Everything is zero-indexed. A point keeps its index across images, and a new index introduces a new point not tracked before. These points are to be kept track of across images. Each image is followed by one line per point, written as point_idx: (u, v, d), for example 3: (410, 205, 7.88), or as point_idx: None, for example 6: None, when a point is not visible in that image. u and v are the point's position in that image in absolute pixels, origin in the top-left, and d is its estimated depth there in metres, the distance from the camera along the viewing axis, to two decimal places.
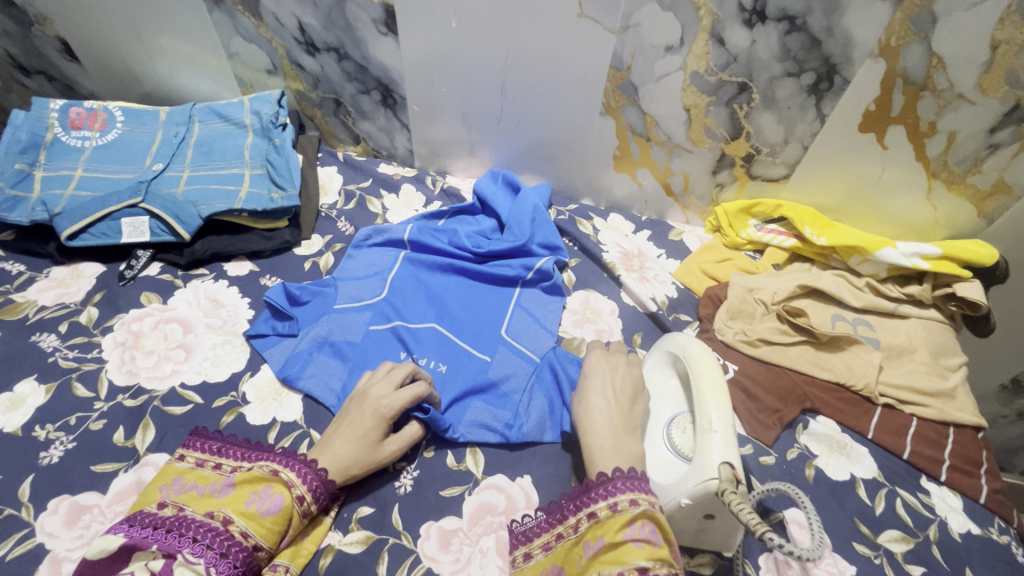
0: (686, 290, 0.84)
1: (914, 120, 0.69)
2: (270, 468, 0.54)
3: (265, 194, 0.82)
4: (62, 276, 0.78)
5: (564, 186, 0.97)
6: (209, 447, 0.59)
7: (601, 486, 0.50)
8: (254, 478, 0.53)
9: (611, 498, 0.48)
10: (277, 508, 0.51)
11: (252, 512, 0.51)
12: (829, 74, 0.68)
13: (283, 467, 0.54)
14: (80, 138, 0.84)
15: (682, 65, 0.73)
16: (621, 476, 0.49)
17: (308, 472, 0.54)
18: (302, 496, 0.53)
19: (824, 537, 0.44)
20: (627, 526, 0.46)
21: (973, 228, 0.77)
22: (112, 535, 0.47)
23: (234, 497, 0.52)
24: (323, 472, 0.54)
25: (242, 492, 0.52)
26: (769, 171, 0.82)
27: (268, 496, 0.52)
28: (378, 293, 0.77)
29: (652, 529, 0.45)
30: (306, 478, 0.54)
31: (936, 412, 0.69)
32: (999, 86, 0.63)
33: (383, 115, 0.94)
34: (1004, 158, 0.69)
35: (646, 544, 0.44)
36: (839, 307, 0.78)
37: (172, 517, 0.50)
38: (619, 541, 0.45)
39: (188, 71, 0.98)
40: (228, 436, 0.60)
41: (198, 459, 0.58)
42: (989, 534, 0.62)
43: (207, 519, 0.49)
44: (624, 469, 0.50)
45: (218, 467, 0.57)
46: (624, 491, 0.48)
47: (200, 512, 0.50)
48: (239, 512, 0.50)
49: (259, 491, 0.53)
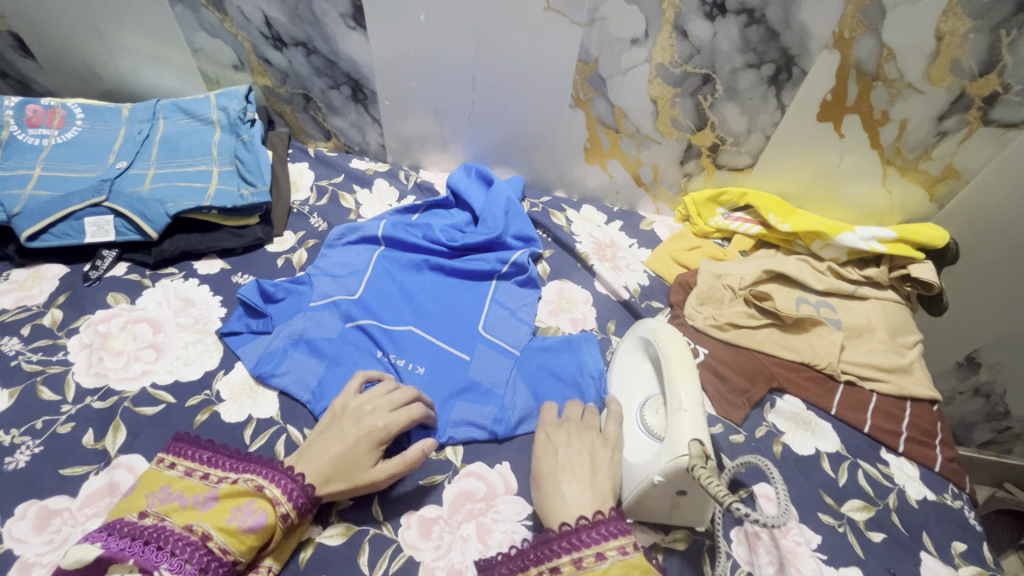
0: (658, 278, 0.86)
1: (868, 109, 0.72)
2: (256, 483, 0.52)
3: (235, 191, 0.81)
4: (23, 278, 0.75)
5: (537, 179, 0.98)
6: (199, 455, 0.56)
7: (561, 541, 0.48)
8: (238, 492, 0.51)
9: (576, 553, 0.47)
10: (259, 524, 0.50)
11: (232, 528, 0.49)
12: (788, 65, 0.71)
13: (268, 482, 0.52)
14: (37, 136, 0.82)
15: (647, 58, 0.75)
16: (587, 528, 0.48)
17: (295, 488, 0.52)
18: (286, 514, 0.51)
19: (790, 508, 0.46)
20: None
21: (926, 213, 0.81)
22: (88, 545, 0.46)
23: (216, 512, 0.50)
24: (310, 488, 0.53)
25: (224, 506, 0.50)
26: (735, 160, 0.84)
27: (250, 512, 0.50)
28: (353, 290, 0.77)
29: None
30: (292, 496, 0.52)
31: (894, 387, 0.73)
32: (944, 75, 0.66)
33: (354, 110, 0.94)
34: (952, 144, 0.72)
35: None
36: (803, 290, 0.81)
37: (150, 528, 0.48)
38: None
39: (150, 67, 0.96)
40: (220, 446, 0.58)
41: (188, 467, 0.55)
42: (943, 500, 0.65)
43: (186, 532, 0.48)
44: (592, 517, 0.49)
45: (207, 478, 0.54)
46: (590, 544, 0.47)
47: (179, 524, 0.49)
48: (219, 528, 0.49)
49: (241, 506, 0.51)
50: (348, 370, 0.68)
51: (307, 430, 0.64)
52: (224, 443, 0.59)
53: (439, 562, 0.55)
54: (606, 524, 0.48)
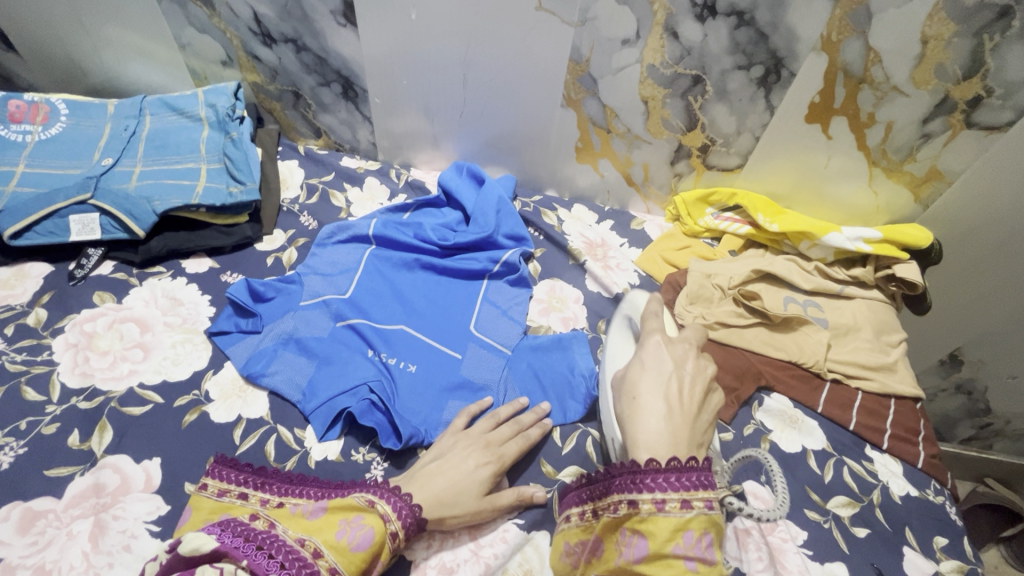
0: (648, 277, 0.87)
1: (855, 111, 0.73)
2: (366, 499, 0.52)
3: (224, 189, 0.80)
4: (6, 277, 0.74)
5: (529, 178, 0.98)
6: (249, 480, 0.56)
7: (636, 481, 0.46)
8: (347, 506, 0.51)
9: (659, 495, 0.45)
10: (368, 543, 0.48)
11: (342, 545, 0.48)
12: (777, 67, 0.72)
13: (379, 499, 0.52)
14: (20, 132, 0.80)
15: (638, 58, 0.75)
16: (661, 472, 0.46)
17: (403, 506, 0.51)
18: (395, 533, 0.50)
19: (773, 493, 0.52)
20: (681, 538, 0.44)
21: (910, 214, 0.83)
22: (204, 534, 0.44)
23: (325, 525, 0.49)
24: (418, 508, 0.52)
25: (333, 520, 0.50)
26: (724, 161, 0.85)
27: (359, 528, 0.49)
28: (344, 290, 0.77)
29: (706, 545, 0.44)
30: (401, 514, 0.51)
31: (879, 385, 0.74)
32: (929, 78, 0.67)
33: (345, 108, 0.93)
34: (936, 146, 0.73)
35: (700, 561, 0.44)
36: (790, 290, 0.82)
37: (263, 533, 0.46)
38: (669, 553, 0.44)
39: (136, 62, 0.95)
40: (306, 479, 0.57)
41: (240, 493, 0.55)
42: (926, 495, 0.66)
43: (299, 546, 0.46)
44: (681, 460, 0.46)
45: (264, 504, 0.54)
46: (676, 489, 0.45)
47: (294, 534, 0.49)
48: (329, 544, 0.47)
49: (350, 520, 0.50)
50: (338, 369, 0.68)
51: (298, 430, 0.64)
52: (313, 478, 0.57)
53: (430, 561, 0.56)
54: (687, 473, 0.45)
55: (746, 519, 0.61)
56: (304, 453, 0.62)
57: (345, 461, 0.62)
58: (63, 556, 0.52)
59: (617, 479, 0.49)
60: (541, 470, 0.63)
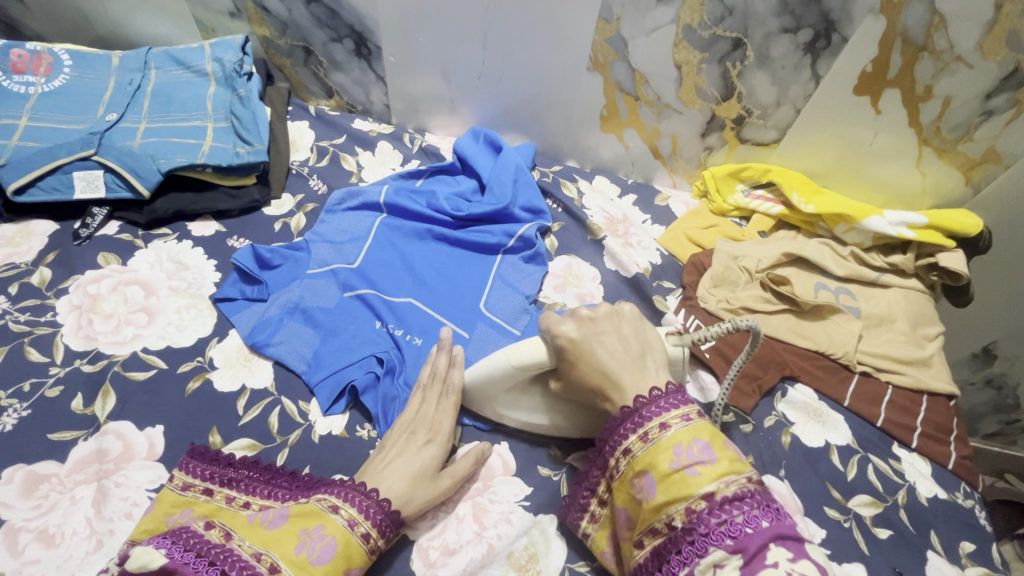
0: (670, 256, 0.82)
1: (911, 83, 0.67)
2: (330, 503, 0.48)
3: (230, 149, 0.77)
4: (10, 234, 0.72)
5: (549, 147, 0.93)
6: (215, 475, 0.54)
7: (630, 420, 0.45)
8: (309, 513, 0.47)
9: (642, 428, 0.44)
10: (329, 555, 0.45)
11: (301, 559, 0.44)
12: (827, 31, 0.65)
13: (343, 503, 0.48)
14: (23, 83, 0.77)
15: (674, 18, 0.69)
16: (647, 404, 0.45)
17: (372, 505, 0.49)
18: (367, 533, 0.48)
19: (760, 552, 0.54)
20: (672, 452, 0.42)
21: (960, 198, 0.76)
22: (152, 549, 0.41)
23: (284, 535, 0.45)
24: (387, 504, 0.49)
25: (292, 529, 0.46)
26: (760, 135, 0.79)
27: (319, 539, 0.45)
28: (352, 259, 0.74)
29: (701, 449, 0.42)
30: (371, 514, 0.48)
31: (912, 380, 0.70)
32: (999, 49, 0.60)
33: (358, 66, 0.88)
34: (997, 125, 0.67)
35: (701, 467, 0.41)
36: (822, 276, 0.77)
37: (216, 547, 0.44)
38: (670, 472, 0.42)
39: (142, 12, 0.90)
40: (278, 479, 0.54)
41: (205, 488, 0.53)
42: (954, 498, 0.63)
43: (254, 561, 0.43)
44: (658, 390, 0.46)
45: (230, 501, 0.53)
46: (652, 416, 0.44)
47: (248, 549, 0.44)
48: (286, 558, 0.43)
49: (309, 531, 0.46)
50: (344, 341, 0.66)
51: (302, 403, 0.62)
52: (297, 476, 0.55)
53: (433, 542, 0.54)
54: (667, 396, 0.46)
55: None
56: (308, 427, 0.60)
57: (349, 437, 0.60)
58: (65, 522, 0.51)
59: (616, 427, 0.46)
60: (550, 453, 0.61)
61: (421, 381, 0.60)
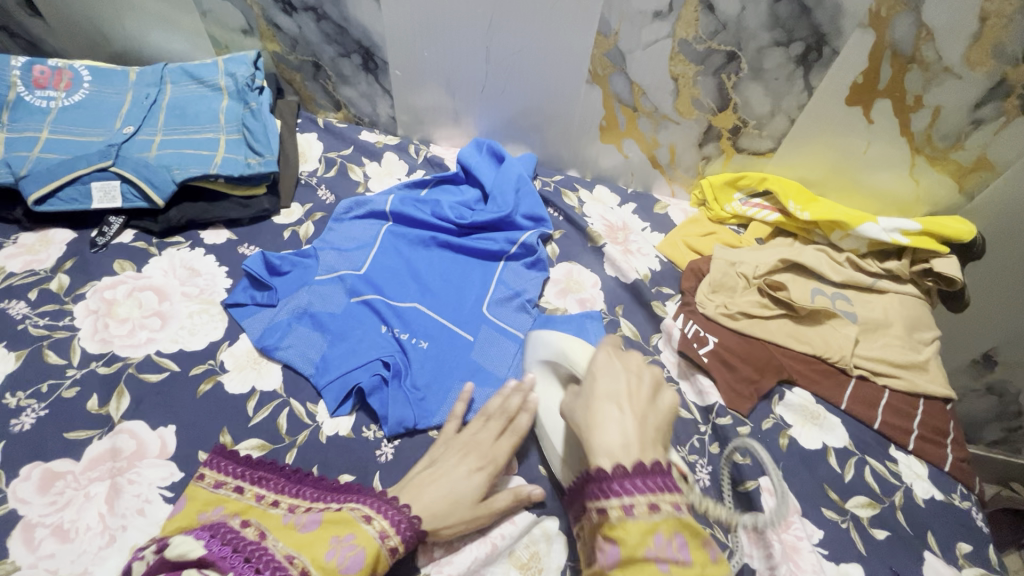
0: (669, 263, 0.84)
1: (901, 93, 0.69)
2: (363, 513, 0.50)
3: (242, 159, 0.79)
4: (30, 242, 0.75)
5: (550, 157, 0.95)
6: (248, 475, 0.56)
7: (603, 484, 0.41)
8: (342, 522, 0.49)
9: (627, 498, 0.40)
10: (358, 566, 0.46)
11: (331, 565, 0.45)
12: (819, 44, 0.67)
13: (375, 514, 0.50)
14: (45, 98, 0.81)
15: (670, 33, 0.71)
16: (627, 476, 0.40)
17: (402, 520, 0.49)
18: (395, 549, 0.48)
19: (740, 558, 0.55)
20: (652, 540, 0.38)
21: (954, 205, 0.78)
22: (192, 540, 0.44)
23: (316, 540, 0.47)
24: (417, 522, 0.50)
25: (324, 535, 0.48)
26: (756, 144, 0.81)
27: (350, 548, 0.46)
28: (359, 265, 0.76)
29: (680, 546, 0.38)
30: (401, 528, 0.49)
31: (908, 383, 0.71)
32: (985, 60, 0.62)
33: (365, 80, 0.91)
34: (987, 134, 0.69)
35: (673, 565, 0.37)
36: (819, 281, 0.79)
37: (252, 544, 0.46)
38: (641, 558, 0.38)
39: (159, 31, 0.94)
40: (309, 482, 0.56)
41: (237, 486, 0.55)
42: (952, 500, 0.64)
43: (286, 563, 0.44)
44: (643, 465, 0.41)
45: (260, 499, 0.54)
46: (643, 492, 0.40)
47: (283, 550, 0.46)
48: (316, 563, 0.45)
49: (340, 538, 0.47)
50: (351, 345, 0.67)
51: (310, 404, 0.64)
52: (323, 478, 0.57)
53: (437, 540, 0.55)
54: (652, 475, 0.41)
55: (759, 515, 0.60)
56: (316, 427, 0.62)
57: (355, 437, 0.62)
58: (80, 518, 0.53)
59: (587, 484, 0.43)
60: None
61: (487, 409, 0.60)
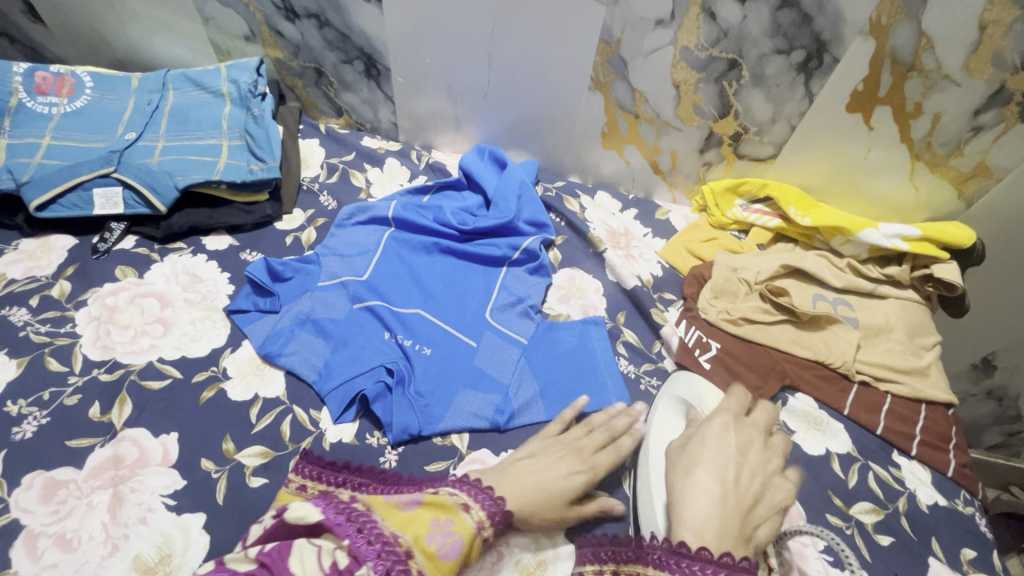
0: (671, 269, 0.84)
1: (901, 101, 0.69)
2: (461, 500, 0.48)
3: (244, 166, 0.79)
4: (31, 248, 0.75)
5: (552, 163, 0.95)
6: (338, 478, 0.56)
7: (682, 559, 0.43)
8: (443, 505, 0.47)
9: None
10: (456, 553, 0.44)
11: (432, 549, 0.43)
12: (819, 52, 0.68)
13: (472, 501, 0.48)
14: (46, 104, 0.81)
15: (672, 40, 0.72)
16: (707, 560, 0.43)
17: (494, 508, 0.48)
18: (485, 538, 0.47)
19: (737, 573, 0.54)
20: None
21: (953, 211, 0.78)
22: (310, 504, 0.44)
23: (419, 520, 0.45)
24: (508, 510, 0.49)
25: (427, 516, 0.46)
26: (756, 150, 0.82)
27: (449, 534, 0.44)
28: (361, 271, 0.76)
29: None
30: (493, 517, 0.47)
31: (910, 389, 0.71)
32: (984, 68, 0.63)
33: (367, 87, 0.91)
34: (986, 141, 0.69)
35: None
36: (820, 287, 0.79)
37: (363, 515, 0.44)
38: None
39: (161, 37, 0.94)
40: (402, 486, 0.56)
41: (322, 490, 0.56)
42: (955, 506, 0.64)
43: (393, 539, 0.43)
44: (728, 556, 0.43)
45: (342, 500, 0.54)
46: None
47: (391, 526, 0.44)
48: (419, 545, 0.43)
49: (441, 522, 0.45)
50: (353, 352, 0.67)
51: (313, 411, 0.64)
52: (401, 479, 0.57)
53: None
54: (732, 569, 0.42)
55: None
56: (319, 434, 0.62)
57: (359, 444, 0.62)
58: (83, 527, 0.52)
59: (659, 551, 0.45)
60: None
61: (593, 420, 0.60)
